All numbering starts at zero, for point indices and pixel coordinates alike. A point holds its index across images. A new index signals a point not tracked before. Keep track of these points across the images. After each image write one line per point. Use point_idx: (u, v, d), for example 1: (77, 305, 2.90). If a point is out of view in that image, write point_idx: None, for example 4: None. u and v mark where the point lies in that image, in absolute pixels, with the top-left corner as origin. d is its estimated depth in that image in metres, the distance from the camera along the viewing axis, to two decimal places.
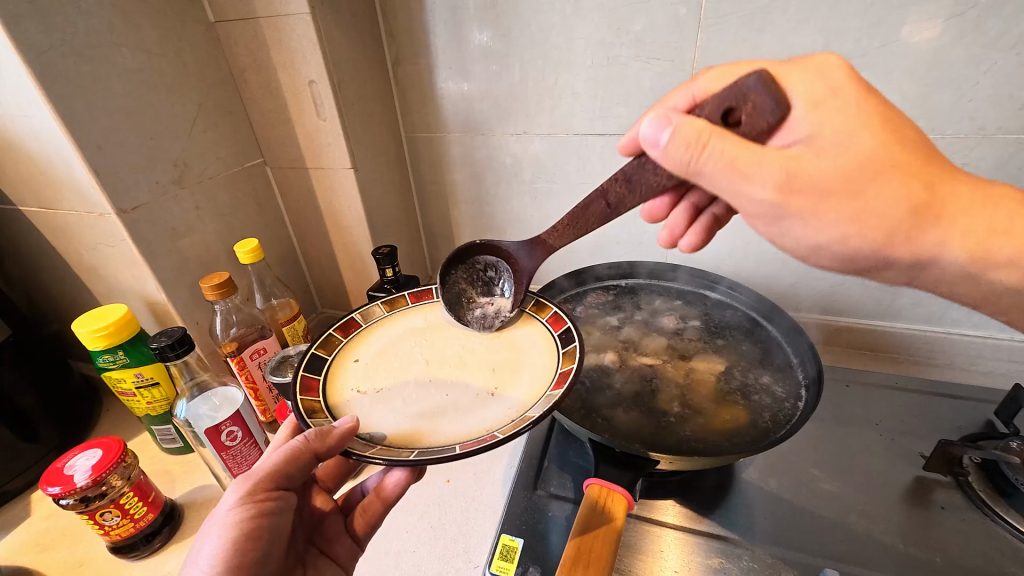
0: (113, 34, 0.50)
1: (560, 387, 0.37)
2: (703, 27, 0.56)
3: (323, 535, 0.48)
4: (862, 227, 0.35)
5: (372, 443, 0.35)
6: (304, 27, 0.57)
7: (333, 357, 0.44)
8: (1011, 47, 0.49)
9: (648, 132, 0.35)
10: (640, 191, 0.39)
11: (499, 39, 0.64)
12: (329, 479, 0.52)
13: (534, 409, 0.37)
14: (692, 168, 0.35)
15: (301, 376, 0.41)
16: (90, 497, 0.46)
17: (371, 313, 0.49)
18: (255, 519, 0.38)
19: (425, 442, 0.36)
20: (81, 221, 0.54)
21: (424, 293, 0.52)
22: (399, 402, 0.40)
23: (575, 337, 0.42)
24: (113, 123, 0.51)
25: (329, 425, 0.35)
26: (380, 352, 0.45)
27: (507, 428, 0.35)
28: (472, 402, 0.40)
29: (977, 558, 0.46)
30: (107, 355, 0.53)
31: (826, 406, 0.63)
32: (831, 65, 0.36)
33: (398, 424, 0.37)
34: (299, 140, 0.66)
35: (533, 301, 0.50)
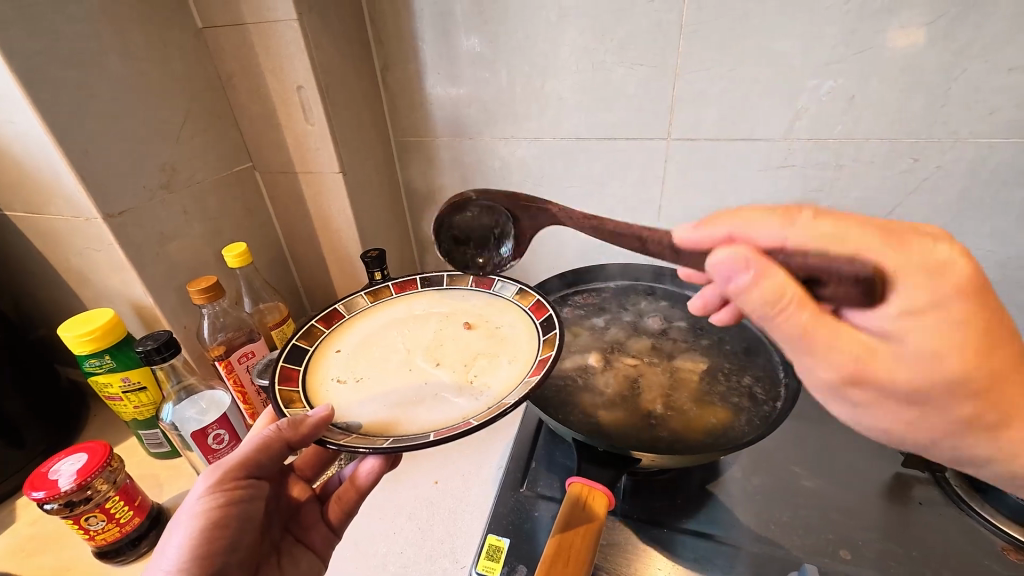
0: (100, 41, 0.50)
1: (537, 374, 0.38)
2: (686, 34, 0.58)
3: (300, 523, 0.51)
4: (912, 428, 0.34)
5: (348, 431, 0.36)
6: (292, 33, 0.58)
7: (315, 347, 0.45)
8: (980, 54, 0.50)
9: (725, 262, 0.31)
10: None
11: (487, 45, 0.65)
12: (307, 468, 0.55)
13: (511, 396, 0.38)
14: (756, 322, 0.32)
15: (282, 366, 0.42)
16: (75, 502, 0.46)
17: (354, 305, 0.51)
18: (223, 508, 0.39)
19: (402, 430, 0.36)
20: (68, 225, 0.54)
21: (408, 284, 0.53)
22: (378, 393, 0.40)
23: (556, 325, 0.43)
24: (100, 129, 0.51)
25: (303, 413, 0.36)
26: (362, 343, 0.46)
27: (482, 415, 0.36)
28: (450, 392, 0.40)
29: (954, 554, 0.46)
30: (93, 360, 0.53)
31: (809, 405, 0.64)
32: (949, 264, 0.30)
33: (376, 412, 0.38)
34: (288, 145, 0.67)
35: (517, 289, 0.50)
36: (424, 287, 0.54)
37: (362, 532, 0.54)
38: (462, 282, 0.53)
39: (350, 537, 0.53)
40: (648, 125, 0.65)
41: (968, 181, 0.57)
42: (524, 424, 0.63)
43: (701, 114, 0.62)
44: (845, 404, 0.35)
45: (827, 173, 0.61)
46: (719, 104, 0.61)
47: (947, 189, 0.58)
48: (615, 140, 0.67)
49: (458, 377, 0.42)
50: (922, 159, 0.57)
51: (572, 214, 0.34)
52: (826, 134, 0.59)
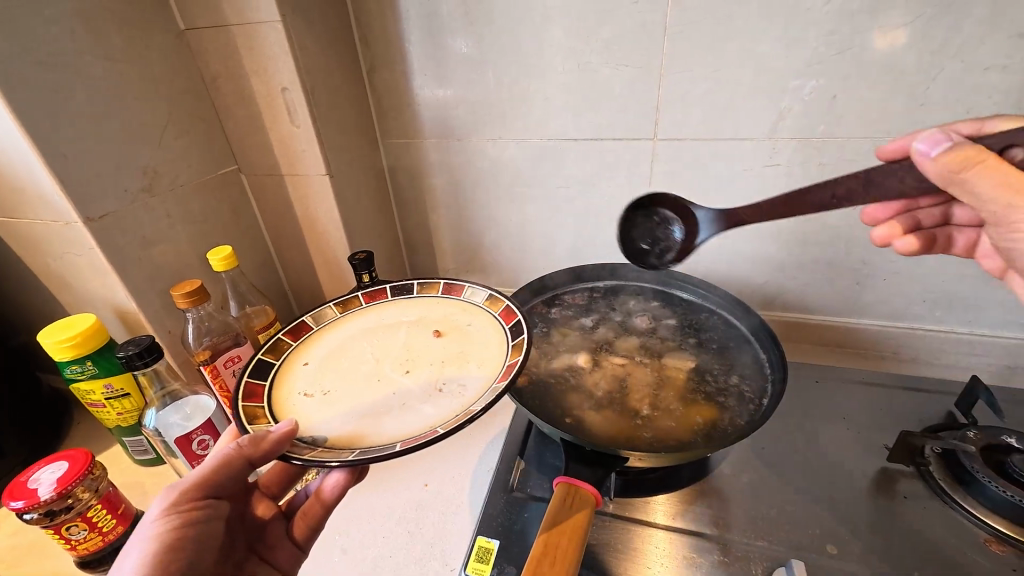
0: (78, 42, 0.50)
1: (504, 379, 0.38)
2: (670, 35, 0.58)
3: (265, 542, 0.48)
4: None
5: (314, 445, 0.36)
6: (276, 35, 0.57)
7: (282, 361, 0.44)
8: (957, 54, 0.51)
9: (924, 142, 0.36)
10: (881, 192, 0.38)
11: (474, 47, 0.65)
12: (274, 485, 0.53)
13: (479, 403, 0.37)
14: (953, 180, 0.36)
15: (246, 382, 0.41)
16: (56, 511, 0.45)
17: (323, 316, 0.49)
18: (178, 529, 0.38)
19: (368, 442, 0.36)
20: (47, 230, 0.53)
21: (378, 293, 0.53)
22: (346, 405, 0.40)
23: (523, 329, 0.43)
24: (80, 132, 0.50)
25: (264, 429, 0.35)
26: (329, 355, 0.45)
27: (449, 424, 0.35)
28: (418, 400, 0.40)
29: (938, 548, 0.47)
30: (75, 366, 0.52)
31: (797, 402, 0.64)
32: None
33: (342, 426, 0.38)
34: (274, 147, 0.66)
35: (487, 294, 0.50)
36: (394, 296, 0.53)
37: (353, 536, 0.53)
38: (433, 289, 0.53)
39: (339, 542, 0.53)
40: (634, 125, 0.65)
41: None
42: (513, 427, 0.63)
43: (687, 113, 0.62)
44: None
45: (811, 172, 0.62)
46: (704, 104, 0.61)
47: None
48: (603, 141, 0.67)
49: (427, 383, 0.42)
50: None
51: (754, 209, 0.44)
52: (809, 133, 0.60)
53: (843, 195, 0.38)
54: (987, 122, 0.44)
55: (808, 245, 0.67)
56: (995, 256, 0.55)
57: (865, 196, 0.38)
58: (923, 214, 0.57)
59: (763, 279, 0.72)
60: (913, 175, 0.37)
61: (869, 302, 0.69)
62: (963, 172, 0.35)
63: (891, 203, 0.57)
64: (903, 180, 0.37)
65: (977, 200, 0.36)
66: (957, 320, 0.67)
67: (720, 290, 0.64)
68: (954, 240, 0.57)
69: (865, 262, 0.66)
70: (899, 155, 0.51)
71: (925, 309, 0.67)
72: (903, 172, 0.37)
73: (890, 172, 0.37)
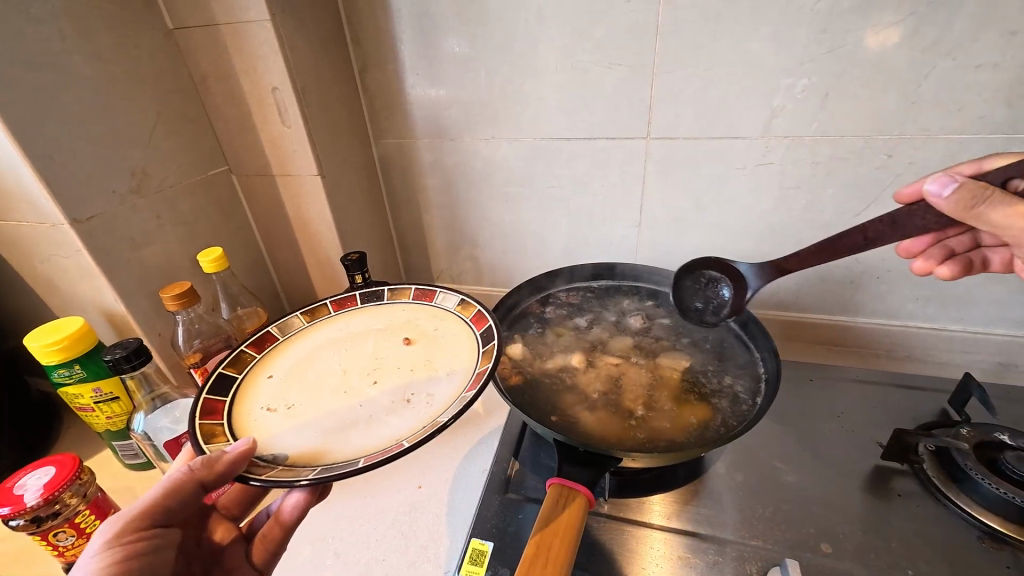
0: (64, 42, 0.49)
1: (473, 388, 0.39)
2: (663, 34, 0.58)
3: (222, 567, 0.46)
4: None
5: (274, 463, 0.35)
6: (265, 34, 0.57)
7: (245, 374, 0.44)
8: (947, 52, 0.51)
9: (931, 184, 0.39)
10: (905, 231, 0.41)
11: (466, 46, 0.64)
12: (234, 507, 0.51)
13: (447, 413, 0.38)
14: (972, 211, 0.38)
15: (205, 399, 0.40)
16: (43, 517, 0.44)
17: (289, 326, 0.50)
18: (122, 562, 0.35)
19: (331, 459, 0.36)
20: (33, 232, 0.53)
21: (347, 301, 0.53)
22: (309, 420, 0.40)
23: (494, 337, 0.44)
24: (66, 133, 0.50)
25: (218, 451, 0.34)
26: (294, 366, 0.45)
27: (415, 437, 0.36)
28: (385, 413, 0.40)
29: (934, 546, 0.47)
30: (62, 370, 0.52)
31: (792, 401, 0.64)
32: None
33: (305, 443, 0.37)
34: (265, 147, 0.66)
35: (459, 300, 0.51)
36: (364, 303, 0.54)
37: (347, 540, 0.52)
38: (403, 294, 0.54)
39: (333, 545, 0.52)
40: (628, 125, 0.65)
41: None
42: (508, 428, 0.63)
43: (680, 112, 0.62)
44: None
45: (803, 170, 0.62)
46: (697, 103, 0.61)
47: None
48: (596, 140, 0.67)
49: (394, 396, 0.42)
50: (894, 154, 0.58)
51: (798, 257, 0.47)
52: (802, 131, 0.59)
53: (872, 237, 0.42)
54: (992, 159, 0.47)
55: (802, 244, 0.68)
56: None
57: (893, 237, 0.41)
58: (957, 241, 0.57)
59: None
60: (933, 212, 0.40)
61: (863, 300, 0.69)
62: (978, 205, 0.37)
63: (920, 237, 0.57)
64: (926, 219, 0.40)
65: (1002, 228, 0.37)
66: (951, 317, 0.67)
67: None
68: (985, 258, 0.57)
69: (857, 260, 0.66)
70: (917, 196, 0.52)
71: (916, 307, 0.67)
72: (924, 211, 0.40)
73: (914, 214, 0.41)
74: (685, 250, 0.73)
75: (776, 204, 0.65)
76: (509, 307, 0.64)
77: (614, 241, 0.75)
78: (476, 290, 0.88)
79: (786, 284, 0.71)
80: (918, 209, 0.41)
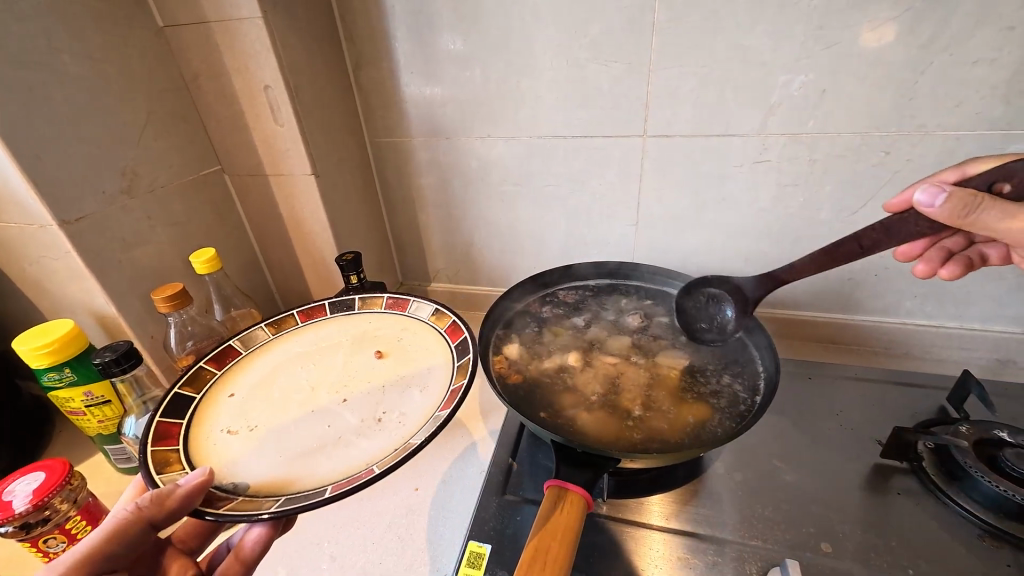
0: (51, 40, 0.48)
1: (446, 409, 0.40)
2: (659, 30, 0.57)
3: None
4: None
5: (234, 493, 0.36)
6: (257, 32, 0.56)
7: (203, 395, 0.45)
8: (944, 48, 0.51)
9: (921, 195, 0.38)
10: (901, 238, 0.40)
11: (461, 44, 0.64)
12: (192, 538, 0.47)
13: (418, 436, 0.39)
14: (967, 216, 0.37)
15: (159, 422, 0.40)
16: (32, 523, 0.44)
17: (253, 338, 0.52)
18: None
19: (298, 487, 0.37)
20: (22, 233, 0.52)
21: (314, 311, 0.56)
22: (273, 443, 0.41)
23: (468, 350, 0.46)
24: (53, 132, 0.49)
25: (170, 485, 0.33)
26: (257, 386, 0.47)
27: (385, 462, 0.37)
28: (354, 435, 0.42)
29: (934, 544, 0.47)
30: (52, 374, 0.51)
31: (789, 399, 0.64)
32: None
33: (271, 470, 0.38)
34: (258, 147, 0.65)
35: (434, 310, 0.53)
36: (333, 312, 0.56)
37: (344, 544, 0.52)
38: (375, 303, 0.57)
39: (330, 550, 0.51)
40: (625, 122, 0.64)
41: None
42: (505, 429, 0.63)
43: (677, 110, 0.62)
44: None
45: (800, 168, 0.62)
46: (694, 101, 0.61)
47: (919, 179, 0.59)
48: (593, 138, 0.67)
49: (364, 415, 0.44)
50: (892, 151, 0.58)
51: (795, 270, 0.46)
52: (800, 128, 0.59)
53: (869, 245, 0.41)
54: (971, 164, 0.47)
55: (801, 241, 0.67)
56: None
57: (889, 244, 0.41)
58: (952, 241, 0.56)
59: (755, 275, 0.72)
60: (924, 218, 0.39)
61: (861, 297, 0.69)
62: (970, 213, 0.37)
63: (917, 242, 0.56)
64: (920, 224, 0.40)
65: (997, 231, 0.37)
66: (948, 314, 0.67)
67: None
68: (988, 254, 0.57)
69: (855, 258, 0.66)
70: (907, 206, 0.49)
71: (914, 304, 0.67)
72: (915, 218, 0.40)
73: (906, 220, 0.40)
74: (683, 248, 0.73)
75: (774, 202, 0.65)
76: (503, 310, 0.63)
77: (612, 241, 0.75)
78: (474, 290, 0.87)
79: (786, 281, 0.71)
80: (908, 215, 0.40)
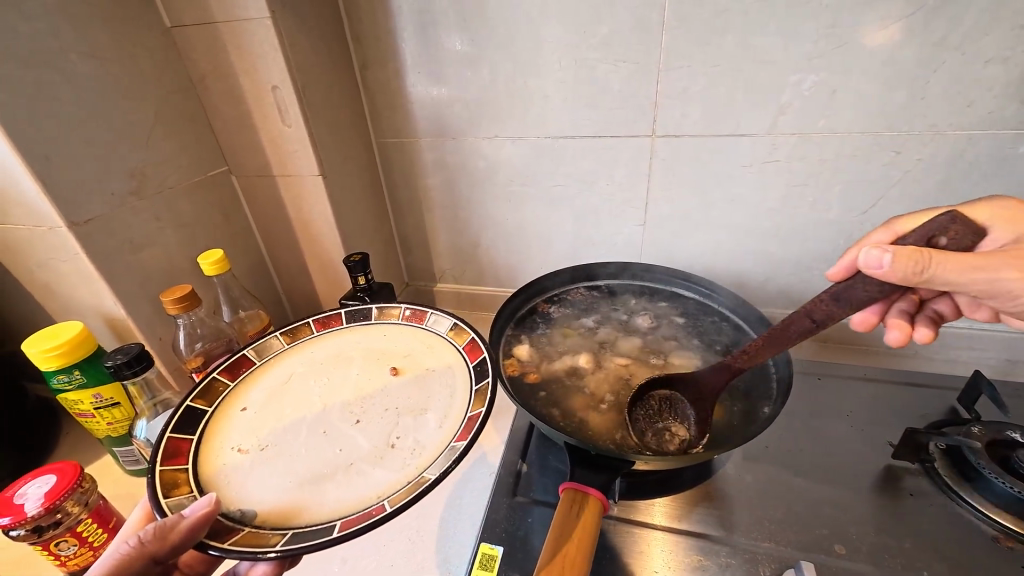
0: (59, 40, 0.48)
1: (463, 439, 0.40)
2: (668, 29, 0.57)
3: None
4: None
5: (241, 523, 0.36)
6: (265, 32, 0.56)
7: (214, 408, 0.46)
8: (957, 46, 0.51)
9: (866, 258, 0.36)
10: (851, 305, 0.38)
11: (469, 44, 0.64)
12: (199, 563, 0.46)
13: (433, 469, 0.39)
14: (922, 275, 0.35)
15: (169, 439, 0.41)
16: (43, 526, 0.44)
17: (267, 347, 0.53)
18: None
19: (304, 518, 0.37)
20: (30, 235, 0.51)
21: (329, 320, 0.56)
22: (282, 467, 0.41)
23: (487, 375, 0.45)
24: (61, 132, 0.48)
25: (175, 517, 0.33)
26: (266, 400, 0.48)
27: (397, 497, 0.37)
28: (366, 463, 0.41)
29: (947, 546, 0.47)
30: (61, 376, 0.51)
31: (799, 399, 0.64)
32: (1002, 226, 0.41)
33: (277, 496, 0.38)
34: (265, 147, 0.65)
35: (453, 324, 0.53)
36: (348, 321, 0.57)
37: (355, 547, 0.52)
38: (392, 313, 0.57)
39: (339, 554, 0.51)
40: (633, 122, 0.64)
41: (946, 174, 0.58)
42: (516, 429, 0.63)
43: (686, 108, 0.61)
44: None
45: (810, 167, 0.61)
46: (704, 99, 0.60)
47: (928, 180, 0.59)
48: (601, 138, 0.67)
49: (376, 441, 0.43)
50: (903, 151, 0.58)
51: (745, 353, 0.46)
52: (810, 127, 0.59)
53: (820, 319, 0.39)
54: (898, 225, 0.46)
55: (809, 241, 0.67)
56: (986, 309, 0.53)
57: (842, 314, 0.38)
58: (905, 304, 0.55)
59: (763, 276, 0.72)
60: (872, 280, 0.37)
61: None
62: (925, 270, 0.35)
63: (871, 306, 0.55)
64: (869, 288, 0.37)
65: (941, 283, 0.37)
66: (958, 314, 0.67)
67: (729, 291, 0.61)
68: (943, 310, 0.55)
69: None
70: (852, 269, 0.48)
71: None
72: (862, 282, 0.37)
73: (853, 286, 0.38)
74: (690, 248, 0.73)
75: (784, 201, 0.65)
76: (513, 307, 0.62)
77: (619, 241, 0.75)
78: (479, 290, 0.87)
79: (793, 282, 0.71)
80: (855, 280, 0.38)
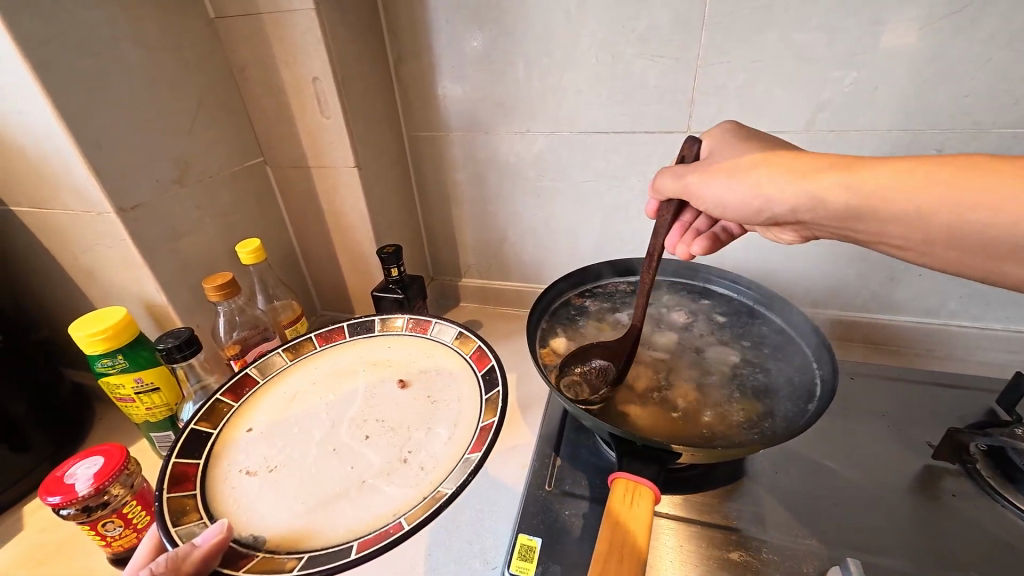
0: (113, 28, 0.48)
1: (477, 451, 0.43)
2: (709, 25, 0.57)
3: None
4: (747, 193, 0.41)
5: (254, 548, 0.38)
6: (308, 23, 0.56)
7: (219, 429, 0.48)
8: (1006, 43, 0.50)
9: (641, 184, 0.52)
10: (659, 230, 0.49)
11: (506, 39, 0.64)
12: None
13: (448, 482, 0.42)
14: (658, 189, 0.48)
15: (175, 463, 0.43)
16: (92, 506, 0.44)
17: (270, 364, 0.55)
18: None
19: (318, 541, 0.39)
20: (78, 221, 0.52)
21: (333, 334, 0.59)
22: (291, 488, 0.44)
23: (496, 384, 0.49)
24: (111, 121, 0.49)
25: (189, 547, 0.35)
26: (271, 420, 0.50)
27: (413, 515, 0.40)
28: (377, 482, 0.44)
29: (991, 548, 0.46)
30: (106, 360, 0.51)
31: (835, 400, 0.63)
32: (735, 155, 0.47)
33: (290, 521, 0.41)
34: (302, 139, 0.65)
35: (460, 334, 0.57)
36: (352, 332, 0.60)
37: None
38: (394, 324, 0.60)
39: None
40: (669, 118, 0.64)
41: None
42: (548, 421, 0.63)
43: (724, 105, 0.61)
44: (707, 191, 0.43)
45: None
46: (742, 96, 0.60)
47: None
48: (635, 134, 0.66)
49: (387, 458, 0.47)
50: (945, 150, 0.57)
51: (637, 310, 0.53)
52: (849, 125, 0.58)
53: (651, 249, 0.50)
54: None
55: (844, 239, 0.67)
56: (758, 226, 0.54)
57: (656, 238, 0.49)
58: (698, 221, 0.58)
59: (794, 274, 0.72)
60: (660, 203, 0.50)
61: (903, 298, 0.69)
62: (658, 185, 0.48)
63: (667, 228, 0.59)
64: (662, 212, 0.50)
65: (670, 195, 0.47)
66: (994, 315, 0.67)
67: (775, 297, 0.60)
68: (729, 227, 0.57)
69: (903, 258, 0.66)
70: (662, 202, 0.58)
71: (960, 304, 0.67)
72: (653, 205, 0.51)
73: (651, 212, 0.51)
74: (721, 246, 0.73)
75: None
76: (549, 299, 0.62)
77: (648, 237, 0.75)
78: (504, 285, 0.87)
79: (827, 280, 0.71)
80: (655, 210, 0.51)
